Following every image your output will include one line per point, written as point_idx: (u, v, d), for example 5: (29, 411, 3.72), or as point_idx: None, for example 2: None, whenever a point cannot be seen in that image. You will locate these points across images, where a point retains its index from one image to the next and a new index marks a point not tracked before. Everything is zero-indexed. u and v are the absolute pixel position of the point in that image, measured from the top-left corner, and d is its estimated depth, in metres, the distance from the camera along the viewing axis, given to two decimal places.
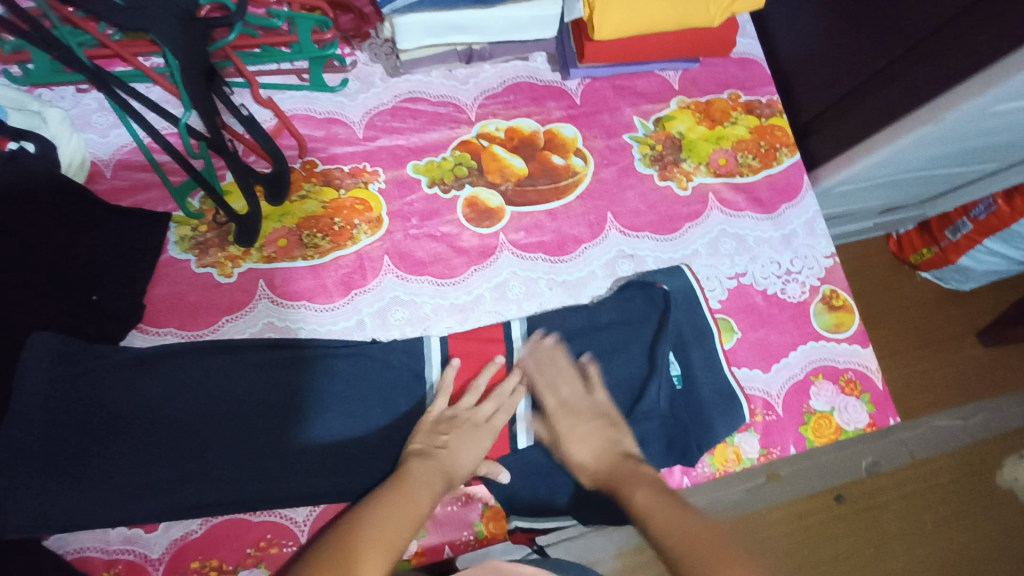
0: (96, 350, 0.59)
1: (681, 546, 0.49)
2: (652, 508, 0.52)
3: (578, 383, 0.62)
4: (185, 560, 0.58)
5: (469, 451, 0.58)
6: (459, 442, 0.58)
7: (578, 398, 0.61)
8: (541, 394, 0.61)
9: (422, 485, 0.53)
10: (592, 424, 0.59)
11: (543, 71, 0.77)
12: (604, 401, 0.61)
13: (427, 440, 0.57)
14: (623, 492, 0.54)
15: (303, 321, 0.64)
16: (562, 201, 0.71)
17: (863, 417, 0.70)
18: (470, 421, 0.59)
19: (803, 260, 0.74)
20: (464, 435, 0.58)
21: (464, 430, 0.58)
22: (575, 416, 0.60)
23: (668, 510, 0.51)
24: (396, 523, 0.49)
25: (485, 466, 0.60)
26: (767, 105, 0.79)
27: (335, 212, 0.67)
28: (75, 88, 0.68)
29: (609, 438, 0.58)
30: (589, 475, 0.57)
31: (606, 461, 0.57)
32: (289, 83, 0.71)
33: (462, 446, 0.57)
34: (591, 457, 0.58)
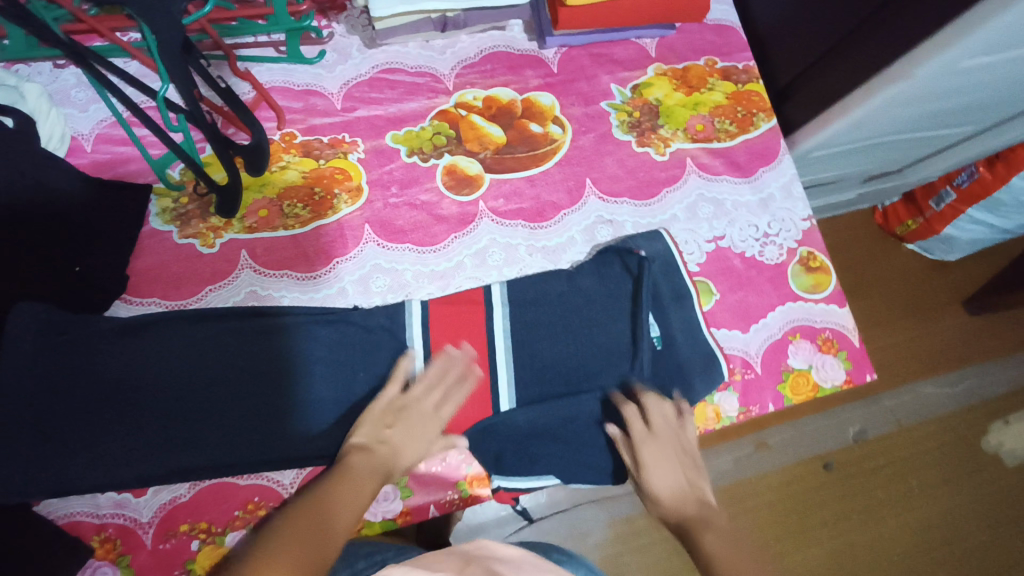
0: (79, 321, 0.60)
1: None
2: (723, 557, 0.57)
3: (668, 415, 0.63)
4: (174, 522, 0.59)
5: (408, 446, 0.59)
6: (401, 437, 0.59)
7: (665, 434, 0.62)
8: (632, 422, 0.62)
9: (367, 475, 0.55)
10: (674, 459, 0.62)
11: (520, 40, 0.77)
12: (687, 432, 0.64)
13: (371, 432, 0.58)
14: (694, 538, 0.59)
15: (285, 289, 0.65)
16: (540, 168, 0.72)
17: (841, 374, 0.71)
18: (415, 413, 0.60)
19: (782, 223, 0.75)
20: (410, 428, 0.59)
21: (408, 422, 0.60)
22: (662, 450, 0.62)
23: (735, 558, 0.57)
24: (348, 506, 0.52)
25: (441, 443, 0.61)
26: (743, 71, 0.80)
27: (315, 182, 0.68)
28: (52, 64, 0.69)
29: (689, 484, 0.63)
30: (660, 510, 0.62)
31: (683, 502, 0.61)
32: (266, 55, 0.71)
33: (404, 439, 0.59)
34: (665, 495, 0.61)
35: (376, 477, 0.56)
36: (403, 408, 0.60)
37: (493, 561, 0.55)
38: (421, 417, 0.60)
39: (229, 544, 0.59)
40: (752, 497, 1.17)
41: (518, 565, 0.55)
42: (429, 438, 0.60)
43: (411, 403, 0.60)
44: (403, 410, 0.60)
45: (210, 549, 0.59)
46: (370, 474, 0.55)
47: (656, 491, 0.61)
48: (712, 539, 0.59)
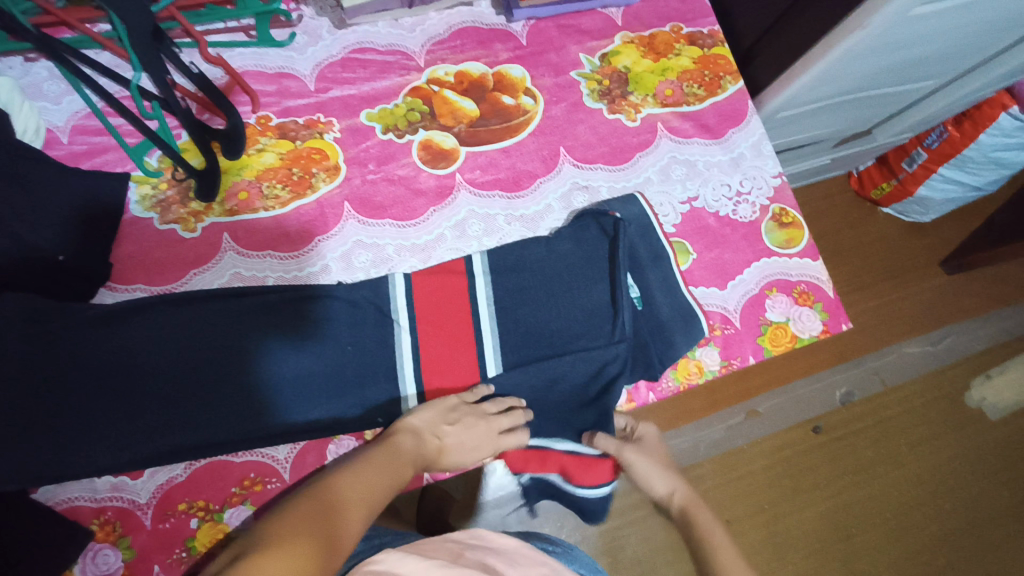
0: (65, 309, 0.60)
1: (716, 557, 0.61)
2: (712, 528, 0.64)
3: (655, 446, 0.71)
4: (172, 502, 0.60)
5: (454, 454, 0.60)
6: (453, 441, 0.60)
7: (656, 449, 0.71)
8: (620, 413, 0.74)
9: (400, 463, 0.55)
10: (663, 458, 0.70)
11: (488, 15, 0.78)
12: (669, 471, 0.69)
13: (431, 421, 0.60)
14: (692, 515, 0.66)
15: (268, 269, 0.66)
16: (514, 139, 0.73)
17: (817, 324, 0.73)
18: (478, 425, 0.61)
19: (753, 181, 0.77)
20: (465, 435, 0.60)
21: (468, 430, 0.60)
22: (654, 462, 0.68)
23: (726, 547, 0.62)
24: (368, 499, 0.51)
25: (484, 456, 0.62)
26: (708, 36, 0.81)
27: (293, 163, 0.69)
28: (22, 57, 0.69)
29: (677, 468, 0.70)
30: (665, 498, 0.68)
31: (687, 494, 0.68)
32: (236, 40, 0.71)
33: (454, 444, 0.60)
34: (676, 496, 0.68)
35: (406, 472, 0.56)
36: (466, 412, 0.61)
37: (488, 553, 0.58)
38: (482, 432, 0.61)
39: (227, 521, 0.60)
40: (744, 463, 1.19)
41: (508, 558, 0.58)
42: (479, 454, 0.61)
43: (478, 415, 0.62)
44: (466, 416, 0.61)
45: (209, 526, 0.60)
46: (405, 464, 0.56)
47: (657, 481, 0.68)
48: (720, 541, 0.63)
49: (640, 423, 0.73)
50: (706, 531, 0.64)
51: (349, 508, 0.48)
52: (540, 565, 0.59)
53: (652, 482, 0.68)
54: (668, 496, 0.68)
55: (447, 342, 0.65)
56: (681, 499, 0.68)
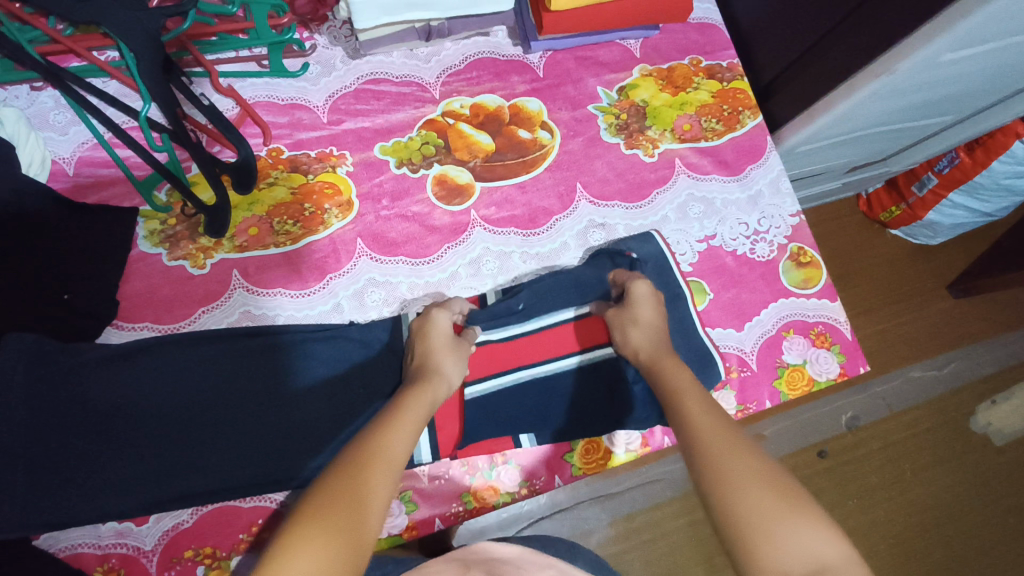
0: (71, 350, 0.59)
1: (696, 430, 0.46)
2: (682, 389, 0.51)
3: (640, 303, 0.61)
4: (178, 549, 0.59)
5: (435, 358, 0.57)
6: (424, 353, 0.58)
7: (645, 309, 0.60)
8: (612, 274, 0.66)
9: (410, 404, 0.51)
10: (647, 305, 0.61)
11: (505, 46, 0.77)
12: (647, 318, 0.59)
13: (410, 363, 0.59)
14: (657, 372, 0.54)
15: (280, 308, 0.65)
16: (530, 174, 0.72)
17: (834, 367, 0.72)
18: (429, 331, 0.59)
19: (771, 219, 0.76)
20: (436, 349, 0.58)
21: (425, 338, 0.59)
22: (622, 318, 0.61)
23: (707, 408, 0.48)
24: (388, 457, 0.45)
25: (454, 354, 0.58)
26: (728, 69, 0.80)
27: (305, 198, 0.67)
28: (29, 86, 0.67)
29: (655, 322, 0.59)
30: (631, 344, 0.58)
31: (650, 335, 0.58)
32: (248, 70, 0.69)
33: (424, 355, 0.58)
34: (642, 352, 0.57)
35: (421, 403, 0.51)
36: (417, 332, 0.60)
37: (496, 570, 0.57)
38: (448, 339, 0.59)
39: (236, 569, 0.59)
40: None
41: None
42: (444, 351, 0.58)
43: (431, 322, 0.60)
44: (422, 332, 0.60)
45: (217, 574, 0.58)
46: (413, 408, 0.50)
47: (629, 325, 0.59)
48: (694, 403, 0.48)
49: (635, 280, 0.63)
50: (679, 388, 0.51)
51: (377, 482, 0.42)
52: (547, 567, 0.57)
53: (630, 327, 0.59)
54: (635, 340, 0.58)
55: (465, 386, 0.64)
56: (646, 356, 0.56)
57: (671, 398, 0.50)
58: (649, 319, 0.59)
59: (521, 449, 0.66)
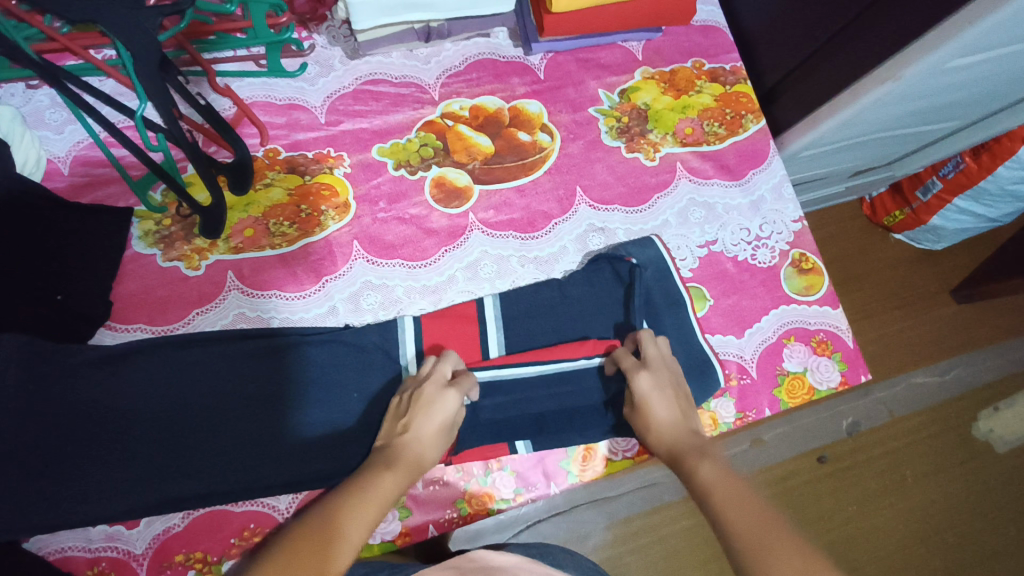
0: (64, 352, 0.58)
1: (744, 527, 0.46)
2: (715, 483, 0.51)
3: (654, 394, 0.59)
4: (169, 553, 0.58)
5: (428, 439, 0.55)
6: (420, 428, 0.55)
7: (657, 402, 0.58)
8: (645, 341, 0.62)
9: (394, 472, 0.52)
10: (676, 395, 0.59)
11: (505, 47, 0.76)
12: (659, 413, 0.58)
13: (395, 426, 0.55)
14: (689, 465, 0.54)
15: (275, 310, 0.64)
16: (529, 177, 0.71)
17: (835, 375, 0.71)
18: (431, 406, 0.56)
19: (773, 225, 0.75)
20: (433, 429, 0.55)
21: (424, 414, 0.56)
22: (638, 405, 0.59)
23: (746, 503, 0.48)
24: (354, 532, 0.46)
25: (447, 435, 0.57)
26: (731, 72, 0.79)
27: (301, 199, 0.67)
28: (25, 84, 0.66)
29: (683, 414, 0.59)
30: (654, 437, 0.58)
31: (676, 431, 0.57)
32: (245, 69, 0.69)
33: (420, 432, 0.55)
34: (660, 441, 0.57)
35: (395, 490, 0.51)
36: (419, 402, 0.56)
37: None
38: (445, 417, 0.56)
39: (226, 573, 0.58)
40: None
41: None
42: (440, 434, 0.56)
43: (439, 401, 0.56)
44: (421, 401, 0.56)
45: None
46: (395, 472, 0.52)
47: (655, 414, 0.58)
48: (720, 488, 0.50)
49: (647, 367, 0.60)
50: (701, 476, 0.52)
51: (340, 555, 0.44)
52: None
53: (653, 418, 0.58)
54: (658, 433, 0.57)
55: None
56: (665, 448, 0.57)
57: (709, 493, 0.50)
58: (663, 410, 0.58)
59: (517, 458, 0.65)
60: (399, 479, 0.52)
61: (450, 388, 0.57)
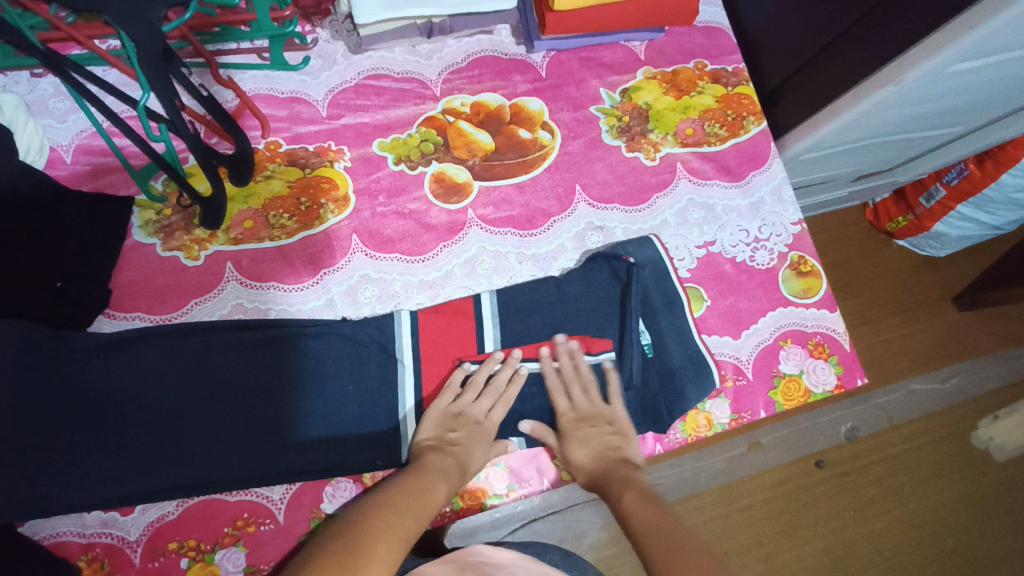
0: (62, 338, 0.59)
1: (660, 548, 0.50)
2: (637, 509, 0.54)
3: (587, 431, 0.62)
4: (163, 540, 0.58)
5: (477, 447, 0.60)
6: (468, 440, 0.60)
7: (589, 443, 0.61)
8: (555, 396, 0.63)
9: (435, 482, 0.55)
10: (595, 431, 0.62)
11: (508, 44, 0.76)
12: (583, 454, 0.61)
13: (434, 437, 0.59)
14: (613, 496, 0.57)
15: (273, 301, 0.64)
16: (529, 174, 0.72)
17: (831, 379, 0.71)
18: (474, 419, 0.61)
19: (772, 227, 0.75)
20: (479, 440, 0.60)
21: (471, 428, 0.60)
22: (571, 442, 0.62)
23: (662, 527, 0.52)
24: (399, 524, 0.48)
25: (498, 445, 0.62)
26: (733, 74, 0.79)
27: (301, 192, 0.67)
28: (29, 72, 0.67)
29: (609, 445, 0.62)
30: (584, 476, 0.61)
31: (602, 464, 0.60)
32: (249, 62, 0.70)
33: (470, 442, 0.59)
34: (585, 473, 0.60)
35: (443, 492, 0.55)
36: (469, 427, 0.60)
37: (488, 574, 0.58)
38: (486, 426, 0.61)
39: (219, 562, 0.58)
40: (744, 496, 1.12)
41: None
42: (487, 444, 0.61)
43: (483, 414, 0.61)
44: (463, 413, 0.61)
45: (200, 567, 0.58)
46: (427, 479, 0.54)
47: (577, 461, 0.61)
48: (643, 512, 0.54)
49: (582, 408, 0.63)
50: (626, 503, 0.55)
51: (376, 551, 0.45)
52: None
53: (581, 456, 0.61)
54: (586, 472, 0.61)
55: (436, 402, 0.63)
56: (593, 481, 0.59)
57: (628, 523, 0.53)
58: (596, 448, 0.61)
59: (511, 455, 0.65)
60: (440, 485, 0.55)
61: (498, 407, 0.62)
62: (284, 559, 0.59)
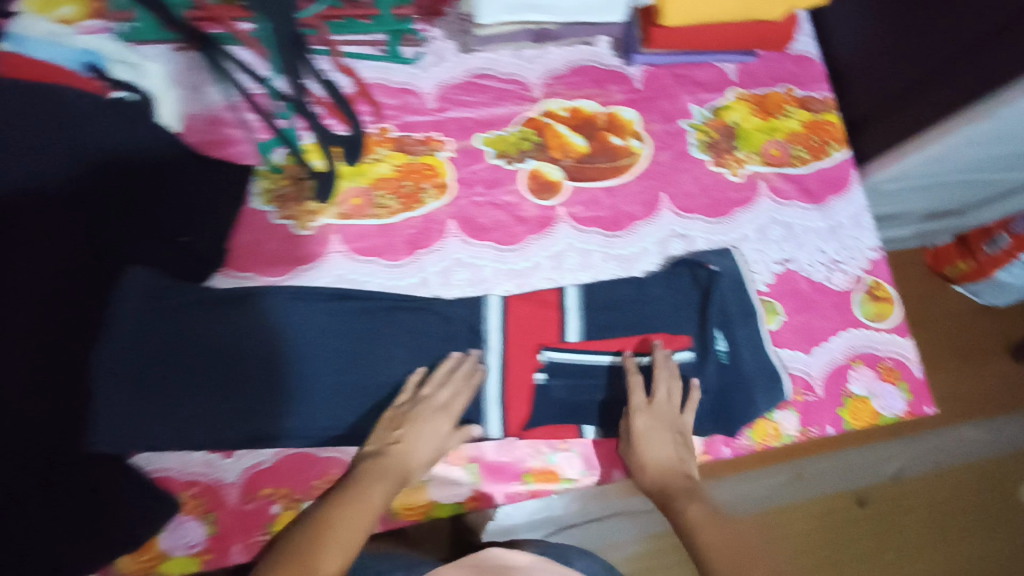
0: (183, 289, 0.63)
1: (732, 563, 0.57)
2: (702, 524, 0.60)
3: (653, 431, 0.64)
4: (256, 486, 0.62)
5: (422, 443, 0.61)
6: (413, 437, 0.61)
7: (653, 443, 0.64)
8: (634, 391, 0.64)
9: (371, 489, 0.58)
10: (663, 433, 0.64)
11: (606, 56, 0.80)
12: (647, 453, 0.64)
13: (381, 436, 0.61)
14: (677, 508, 0.62)
15: (373, 275, 0.68)
16: (618, 179, 0.75)
17: (900, 404, 0.72)
18: (428, 417, 0.61)
19: (849, 250, 0.77)
20: (431, 438, 0.61)
21: (421, 424, 0.61)
22: (642, 435, 0.64)
23: (733, 547, 0.58)
24: (343, 539, 0.55)
25: (456, 436, 0.63)
26: (821, 101, 0.82)
27: (406, 176, 0.72)
28: (170, 47, 0.71)
29: (671, 451, 0.64)
30: (647, 476, 0.64)
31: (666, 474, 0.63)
32: (365, 52, 0.74)
33: (415, 439, 0.60)
34: (649, 475, 0.64)
35: (382, 498, 0.58)
36: (419, 419, 0.61)
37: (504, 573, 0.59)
38: (438, 422, 0.61)
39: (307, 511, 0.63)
40: (785, 524, 1.11)
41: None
42: (438, 442, 0.61)
43: (430, 414, 0.61)
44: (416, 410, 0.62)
45: (290, 513, 0.62)
46: (374, 486, 0.58)
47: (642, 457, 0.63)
48: (712, 529, 0.59)
49: (653, 407, 0.64)
50: (692, 520, 0.60)
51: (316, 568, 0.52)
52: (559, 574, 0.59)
53: (648, 457, 0.64)
54: (649, 472, 0.64)
55: (510, 386, 0.65)
56: (656, 488, 0.63)
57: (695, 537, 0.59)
58: (659, 452, 0.64)
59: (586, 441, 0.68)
60: (382, 489, 0.58)
61: (445, 405, 0.62)
62: None
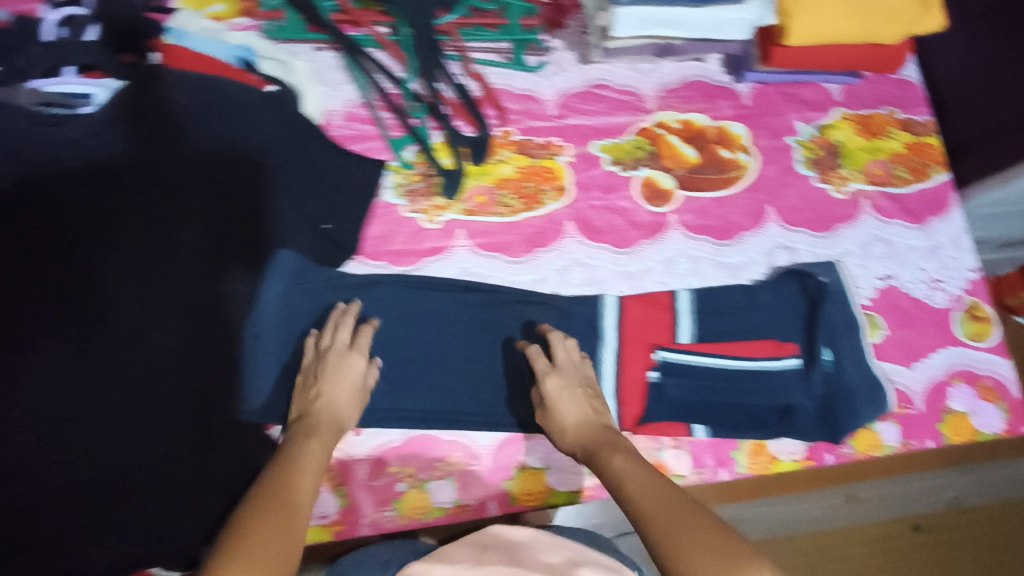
0: (325, 271, 0.68)
1: (661, 528, 0.47)
2: (628, 472, 0.53)
3: (577, 392, 0.62)
4: (385, 464, 0.65)
5: (338, 392, 0.61)
6: (330, 389, 0.61)
7: (576, 405, 0.61)
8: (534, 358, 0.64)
9: (312, 444, 0.57)
10: (580, 393, 0.62)
11: (717, 73, 0.83)
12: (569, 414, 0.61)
13: (302, 397, 0.62)
14: (603, 464, 0.55)
15: (495, 269, 0.72)
16: (728, 190, 0.78)
17: (999, 423, 0.73)
18: (343, 366, 0.62)
19: (950, 270, 0.79)
20: (343, 384, 0.61)
21: (337, 372, 0.61)
22: (563, 403, 0.61)
23: (660, 496, 0.50)
24: (288, 499, 0.52)
25: (369, 376, 0.63)
26: (923, 125, 0.84)
27: (528, 177, 0.75)
28: (313, 47, 0.77)
29: (595, 407, 0.62)
30: (568, 441, 0.60)
31: (588, 430, 0.59)
32: (491, 59, 0.78)
33: (333, 388, 0.61)
34: (572, 440, 0.60)
35: (324, 452, 0.57)
36: (331, 368, 0.61)
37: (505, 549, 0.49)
38: (344, 366, 0.62)
39: (432, 491, 0.66)
40: (837, 548, 0.99)
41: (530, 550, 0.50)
42: (353, 387, 0.62)
43: (344, 362, 0.62)
44: (326, 363, 0.62)
45: (416, 492, 0.65)
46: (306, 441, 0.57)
47: (565, 423, 0.60)
48: (638, 483, 0.52)
49: (551, 372, 0.63)
50: (619, 475, 0.53)
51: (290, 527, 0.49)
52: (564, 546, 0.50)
53: (563, 418, 0.61)
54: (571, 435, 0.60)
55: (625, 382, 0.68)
56: (584, 450, 0.58)
57: (619, 492, 0.52)
58: (584, 411, 0.61)
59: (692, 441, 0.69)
60: (323, 444, 0.58)
61: (351, 350, 0.63)
62: (487, 498, 0.66)
